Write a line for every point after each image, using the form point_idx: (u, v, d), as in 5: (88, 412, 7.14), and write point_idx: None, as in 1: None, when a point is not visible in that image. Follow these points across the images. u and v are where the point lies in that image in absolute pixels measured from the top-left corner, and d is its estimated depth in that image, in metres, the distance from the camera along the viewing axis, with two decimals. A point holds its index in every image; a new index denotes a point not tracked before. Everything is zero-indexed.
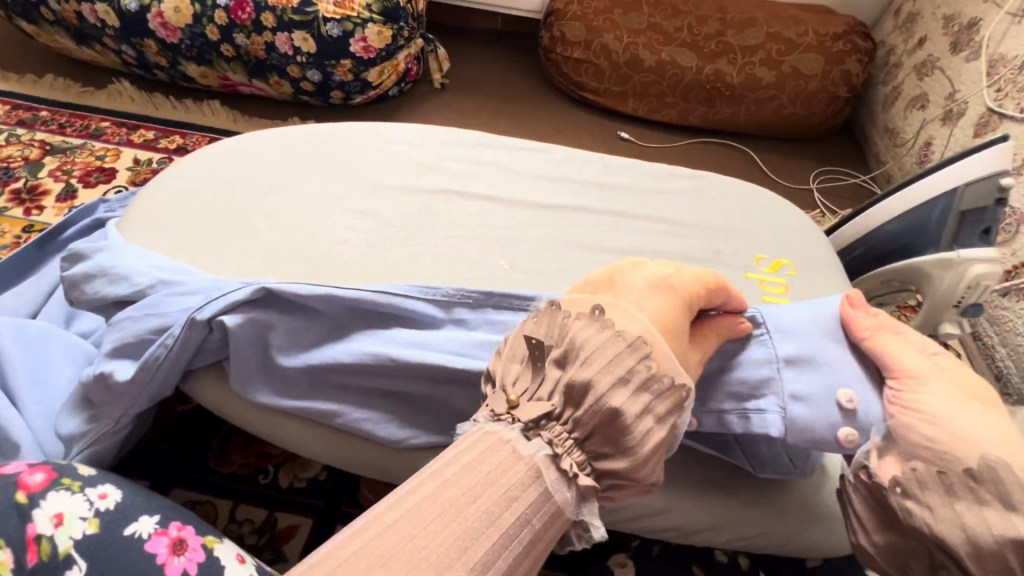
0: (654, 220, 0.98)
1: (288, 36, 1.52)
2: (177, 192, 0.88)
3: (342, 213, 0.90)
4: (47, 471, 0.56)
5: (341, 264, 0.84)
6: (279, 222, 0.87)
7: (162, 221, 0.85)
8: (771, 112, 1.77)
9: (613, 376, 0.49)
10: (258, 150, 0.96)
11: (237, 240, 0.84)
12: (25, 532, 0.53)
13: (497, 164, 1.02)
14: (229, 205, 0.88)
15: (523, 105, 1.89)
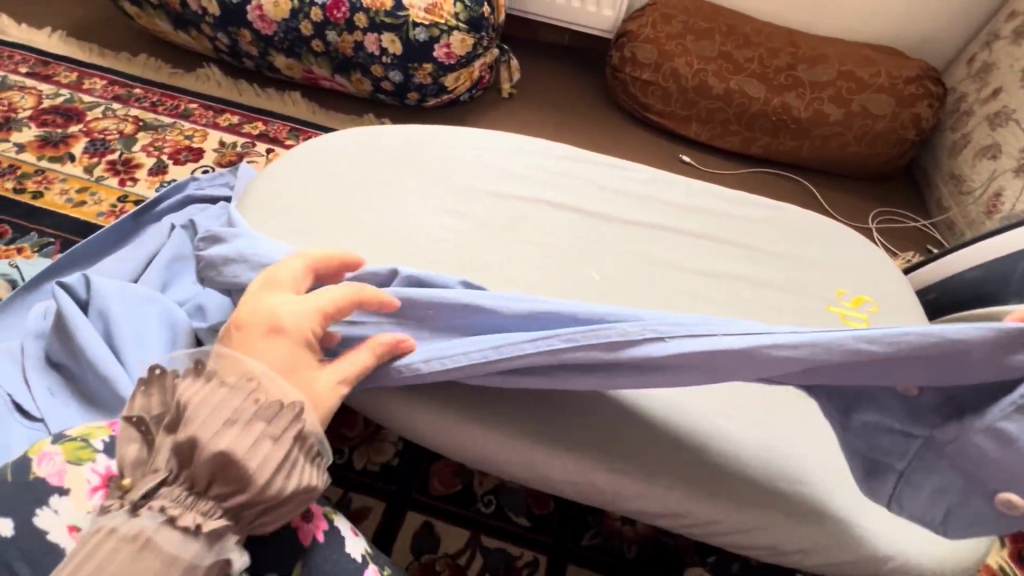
0: (739, 245, 1.00)
1: (377, 37, 1.58)
2: (293, 177, 0.93)
3: (440, 213, 0.93)
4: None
5: (442, 261, 0.87)
6: (381, 216, 0.90)
7: (269, 211, 0.88)
8: (836, 148, 1.79)
9: (217, 420, 0.52)
10: (366, 142, 1.01)
11: (349, 227, 0.88)
12: None
13: (585, 178, 1.04)
14: (332, 198, 0.91)
15: (588, 121, 1.93)
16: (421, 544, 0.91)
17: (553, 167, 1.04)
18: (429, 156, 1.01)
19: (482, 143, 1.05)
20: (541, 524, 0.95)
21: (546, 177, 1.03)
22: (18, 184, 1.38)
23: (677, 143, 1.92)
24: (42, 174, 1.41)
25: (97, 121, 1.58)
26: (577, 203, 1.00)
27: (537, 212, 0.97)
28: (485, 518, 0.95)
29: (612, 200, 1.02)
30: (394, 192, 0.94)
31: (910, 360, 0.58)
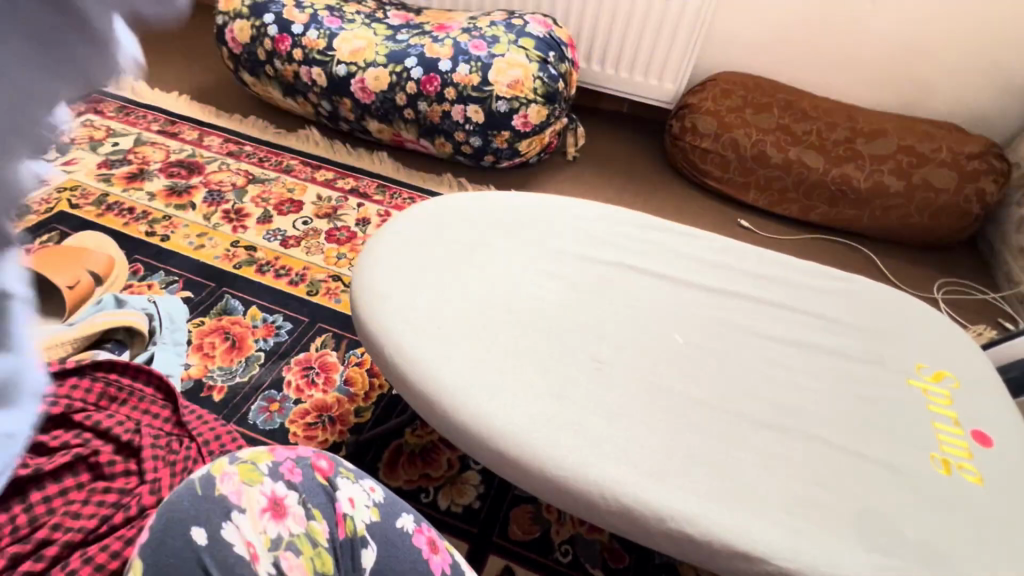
0: (814, 314, 1.04)
1: (463, 108, 1.75)
2: (411, 235, 1.04)
3: (533, 261, 1.03)
4: (331, 459, 0.69)
5: (535, 316, 0.94)
6: (482, 264, 1.01)
7: (384, 261, 0.99)
8: (896, 218, 1.83)
9: None
10: (476, 208, 1.12)
11: (453, 281, 0.97)
12: (333, 510, 0.64)
13: (663, 246, 1.12)
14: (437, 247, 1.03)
15: (649, 184, 2.04)
16: None
17: (635, 233, 1.14)
18: (524, 216, 1.13)
19: (569, 206, 1.16)
20: None
21: (628, 244, 1.12)
22: (150, 227, 1.57)
23: (733, 207, 2.00)
24: (169, 220, 1.60)
25: (214, 174, 1.78)
26: (656, 265, 1.09)
27: (624, 273, 1.06)
28: (562, 568, 0.98)
29: (690, 266, 1.11)
30: (494, 244, 1.05)
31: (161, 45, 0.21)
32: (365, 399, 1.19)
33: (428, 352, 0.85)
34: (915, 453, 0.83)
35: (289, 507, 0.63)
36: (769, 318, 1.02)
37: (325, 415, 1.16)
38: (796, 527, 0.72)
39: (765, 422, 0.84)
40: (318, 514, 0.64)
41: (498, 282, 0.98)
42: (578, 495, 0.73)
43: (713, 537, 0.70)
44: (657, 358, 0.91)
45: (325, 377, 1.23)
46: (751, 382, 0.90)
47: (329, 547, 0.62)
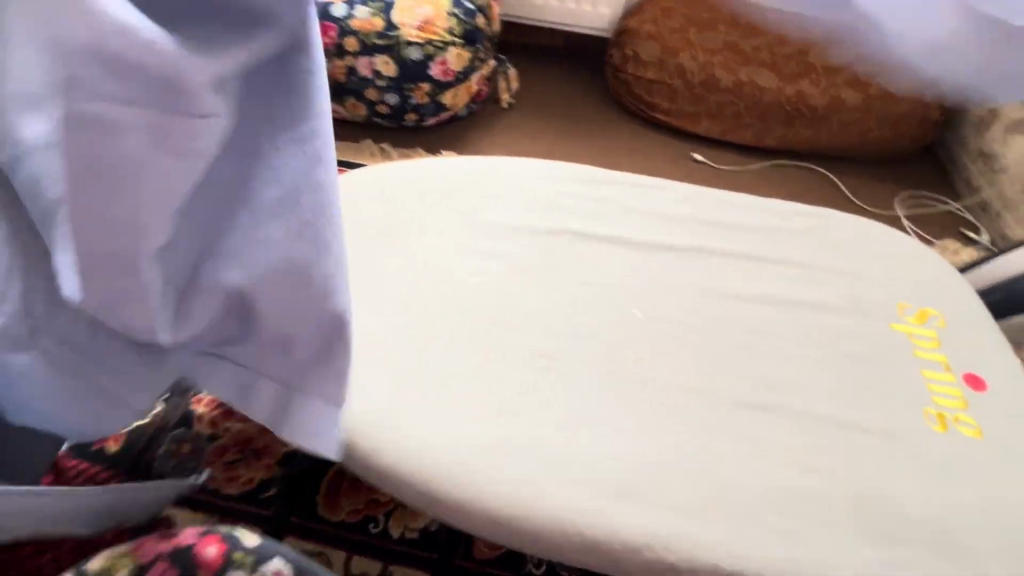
0: (786, 262, 0.92)
1: (370, 59, 1.51)
2: None
3: (459, 240, 0.86)
4: (218, 543, 0.60)
5: (468, 310, 0.78)
6: (396, 251, 0.83)
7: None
8: (855, 134, 1.72)
9: None
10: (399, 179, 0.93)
11: (369, 276, 0.80)
12: None
13: (613, 203, 0.97)
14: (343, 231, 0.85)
15: (594, 126, 1.85)
16: None
17: (580, 192, 0.97)
18: (448, 183, 0.93)
19: (506, 166, 0.98)
20: None
21: (572, 206, 0.95)
22: None
23: (686, 141, 1.85)
24: None
25: None
26: (608, 226, 0.93)
27: (570, 240, 0.90)
28: None
29: (646, 222, 0.95)
30: (413, 223, 0.87)
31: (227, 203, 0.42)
32: None
33: None
34: (909, 413, 0.74)
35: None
36: (737, 275, 0.90)
37: (248, 449, 0.99)
38: (788, 529, 0.62)
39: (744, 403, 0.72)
40: None
41: (416, 274, 0.81)
42: (535, 534, 0.61)
43: (695, 560, 0.59)
44: (617, 342, 0.77)
45: None
46: (725, 355, 0.78)
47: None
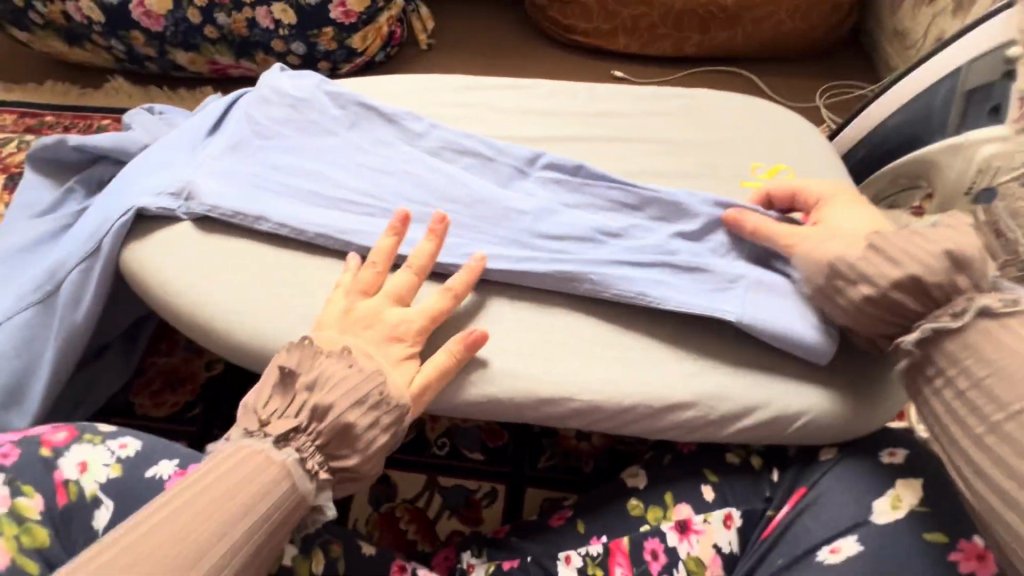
0: (646, 141, 0.95)
1: (268, 9, 1.52)
2: (217, 164, 0.86)
3: (262, 178, 0.84)
4: (67, 430, 0.68)
5: (365, 216, 0.82)
6: (293, 168, 0.86)
7: (173, 186, 0.82)
8: (770, 30, 1.70)
9: None
10: (281, 114, 0.96)
11: (278, 202, 0.82)
12: (53, 478, 0.64)
13: (480, 106, 1.00)
14: (153, 175, 0.85)
15: (515, 57, 1.85)
16: (379, 495, 0.91)
17: (404, 117, 0.95)
18: (269, 129, 0.93)
19: (378, 87, 1.04)
20: (495, 456, 0.95)
21: (440, 113, 1.00)
22: None
23: (608, 61, 1.84)
24: None
25: (13, 156, 1.52)
26: (430, 154, 0.91)
27: (387, 171, 0.88)
28: (440, 461, 0.95)
29: (468, 139, 0.92)
30: (308, 147, 0.91)
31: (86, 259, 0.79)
32: (215, 351, 1.09)
33: (262, 308, 0.74)
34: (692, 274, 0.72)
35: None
36: (559, 167, 0.86)
37: (173, 379, 1.06)
38: (605, 360, 0.69)
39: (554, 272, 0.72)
40: (30, 488, 0.62)
41: (217, 204, 0.80)
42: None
43: (515, 391, 0.67)
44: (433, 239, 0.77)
45: (168, 342, 1.10)
46: (542, 240, 0.76)
47: (42, 519, 0.61)
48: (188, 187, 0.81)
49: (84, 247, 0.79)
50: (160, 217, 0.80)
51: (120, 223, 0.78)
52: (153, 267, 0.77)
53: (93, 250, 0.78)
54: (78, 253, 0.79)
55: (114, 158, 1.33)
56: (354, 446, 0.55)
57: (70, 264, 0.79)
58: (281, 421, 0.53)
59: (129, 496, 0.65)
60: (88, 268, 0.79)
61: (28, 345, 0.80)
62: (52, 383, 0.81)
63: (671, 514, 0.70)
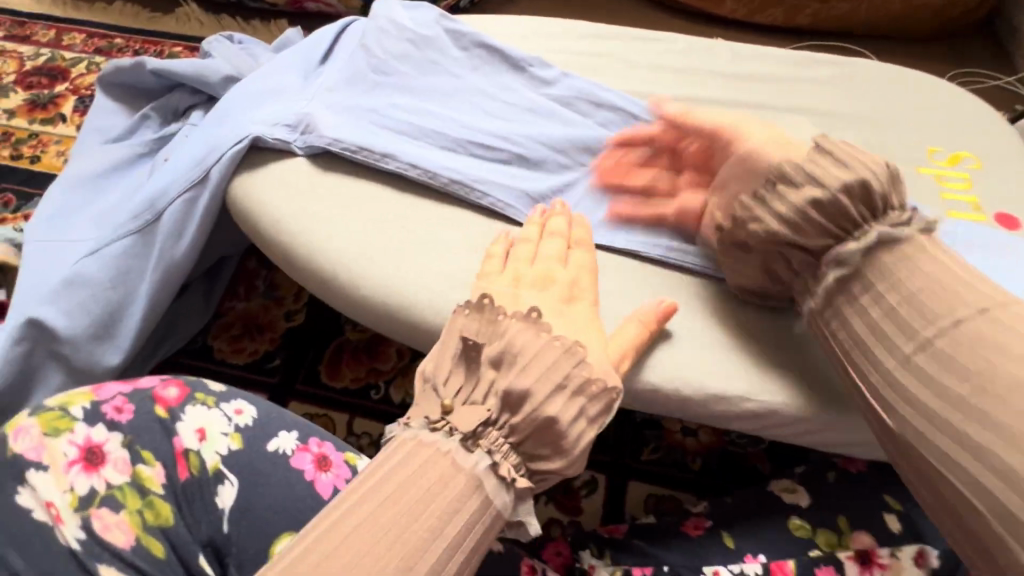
0: (803, 112, 0.84)
1: None
2: (335, 99, 0.78)
3: (383, 118, 0.77)
4: (179, 387, 0.58)
5: (497, 169, 0.74)
6: (416, 110, 0.78)
7: (287, 118, 0.74)
8: (900, 3, 1.53)
9: None
10: (398, 48, 0.86)
11: (404, 145, 0.74)
12: (173, 446, 0.56)
13: (612, 56, 0.90)
14: (266, 104, 0.77)
15: (608, 14, 1.70)
16: None
17: (533, 64, 0.86)
18: (386, 64, 0.84)
19: (497, 25, 0.93)
20: (594, 442, 0.88)
21: (567, 60, 0.89)
22: (14, 151, 1.30)
23: (710, 26, 1.68)
24: (36, 138, 1.32)
25: (84, 77, 1.45)
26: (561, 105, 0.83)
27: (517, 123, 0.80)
28: None
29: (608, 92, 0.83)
30: (430, 87, 0.83)
31: (188, 187, 0.72)
32: (296, 301, 1.03)
33: (397, 260, 0.67)
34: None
35: (108, 455, 0.54)
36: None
37: (252, 325, 1.01)
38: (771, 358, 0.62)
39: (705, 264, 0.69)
40: (151, 456, 0.55)
41: (338, 139, 0.72)
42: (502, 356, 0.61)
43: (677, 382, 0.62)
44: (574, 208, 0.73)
45: (246, 285, 1.05)
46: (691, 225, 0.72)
47: (163, 494, 0.53)
48: (306, 118, 0.74)
49: (188, 174, 0.72)
50: (274, 149, 0.73)
51: (231, 150, 0.71)
52: (269, 203, 0.70)
53: (199, 178, 0.71)
54: (181, 181, 0.72)
55: (190, 87, 1.24)
56: (556, 446, 0.49)
57: (173, 190, 0.72)
58: (471, 409, 0.46)
59: (247, 475, 0.55)
60: (190, 199, 0.72)
61: (124, 276, 0.74)
62: (144, 320, 0.75)
63: (848, 543, 0.63)
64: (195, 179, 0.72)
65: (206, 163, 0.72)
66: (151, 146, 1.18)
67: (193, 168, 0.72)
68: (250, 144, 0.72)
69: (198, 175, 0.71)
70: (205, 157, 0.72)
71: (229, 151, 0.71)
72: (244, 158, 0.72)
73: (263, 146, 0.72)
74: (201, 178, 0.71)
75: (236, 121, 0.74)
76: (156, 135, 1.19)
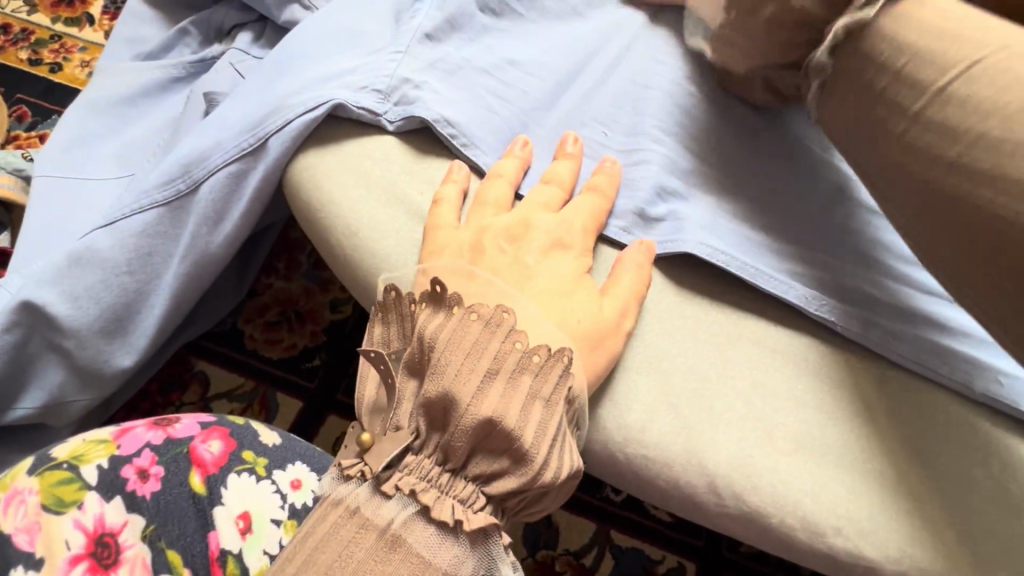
0: None
1: None
2: (439, 52, 0.56)
3: (502, 89, 0.54)
4: (223, 445, 0.43)
5: None
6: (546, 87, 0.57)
7: (374, 77, 0.53)
8: None
9: None
10: None
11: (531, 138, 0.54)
12: (208, 539, 0.41)
13: None
14: (344, 50, 0.55)
15: None
16: (536, 536, 0.71)
17: None
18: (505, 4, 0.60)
19: None
20: (686, 522, 0.73)
21: None
22: (33, 54, 1.11)
23: None
24: (59, 41, 1.13)
25: None
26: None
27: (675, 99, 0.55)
28: (615, 509, 0.73)
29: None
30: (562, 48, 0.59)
31: (234, 157, 0.53)
32: (344, 288, 0.86)
33: None
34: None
35: (125, 549, 0.39)
36: None
37: (291, 311, 0.85)
38: None
39: (952, 361, 0.44)
40: (181, 552, 0.40)
41: (444, 119, 0.52)
42: (593, 456, 0.43)
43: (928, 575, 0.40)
44: (758, 240, 0.48)
45: (288, 261, 0.88)
46: (921, 293, 0.47)
47: None
48: (402, 81, 0.53)
49: (235, 139, 0.53)
50: (359, 121, 0.53)
51: (297, 120, 0.51)
52: (339, 197, 0.51)
53: (250, 148, 0.52)
54: (224, 146, 0.53)
55: (241, 3, 1.00)
56: (498, 451, 0.37)
57: (215, 157, 0.53)
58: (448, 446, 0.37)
59: None
60: (236, 174, 0.53)
61: (144, 261, 0.56)
62: (167, 318, 0.59)
63: None
64: (245, 149, 0.53)
65: (262, 129, 0.52)
66: (188, 70, 0.97)
67: (241, 131, 0.53)
68: (325, 111, 0.52)
69: (250, 145, 0.52)
70: (259, 120, 0.53)
71: (295, 120, 0.51)
72: (315, 129, 0.52)
73: (341, 114, 0.52)
74: (252, 149, 0.52)
75: (306, 74, 0.54)
76: (195, 56, 0.97)
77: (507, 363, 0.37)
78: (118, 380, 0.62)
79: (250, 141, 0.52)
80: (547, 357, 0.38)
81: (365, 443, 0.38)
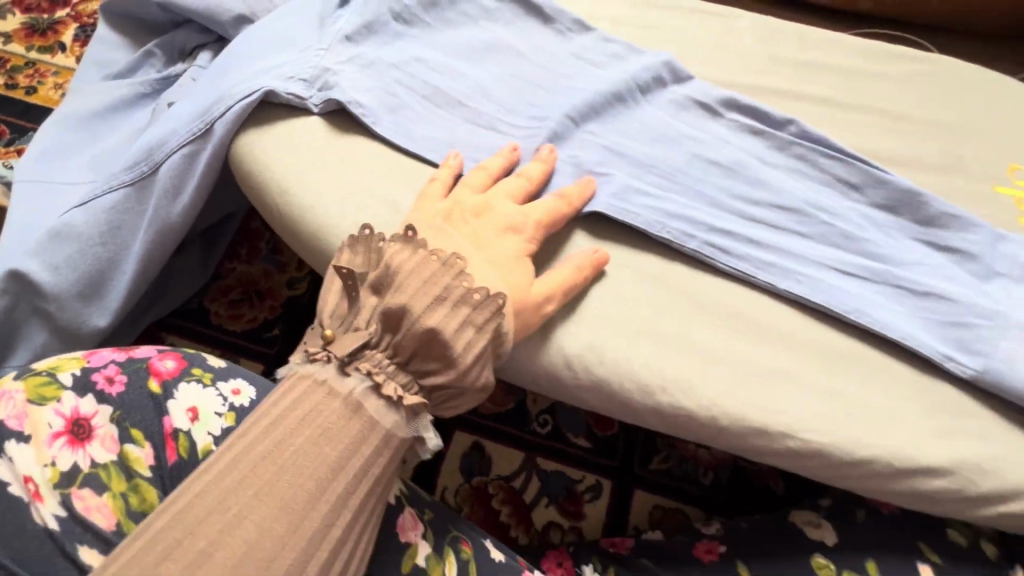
0: (875, 111, 0.75)
1: None
2: (355, 49, 0.68)
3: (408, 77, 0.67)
4: (176, 361, 0.54)
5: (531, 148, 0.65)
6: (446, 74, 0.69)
7: (300, 70, 0.65)
8: None
9: None
10: None
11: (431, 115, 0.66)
12: (163, 426, 0.51)
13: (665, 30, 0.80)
14: (277, 51, 0.67)
15: None
16: (472, 466, 0.82)
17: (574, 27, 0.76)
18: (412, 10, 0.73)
19: None
20: (603, 447, 0.84)
21: (615, 31, 0.80)
22: (9, 79, 1.22)
23: None
24: (33, 67, 1.24)
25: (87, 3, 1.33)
26: (599, 69, 0.73)
27: (533, 85, 0.71)
28: (540, 440, 0.84)
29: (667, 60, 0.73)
30: (459, 44, 0.73)
31: (187, 141, 0.64)
32: (299, 268, 0.97)
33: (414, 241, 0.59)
34: (925, 297, 0.58)
35: (96, 429, 0.49)
36: (754, 122, 0.70)
37: (252, 290, 0.95)
38: (831, 390, 0.53)
39: (741, 261, 0.59)
40: (140, 435, 0.50)
41: (358, 101, 0.64)
42: None
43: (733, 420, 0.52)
44: (612, 182, 0.62)
45: (249, 247, 0.98)
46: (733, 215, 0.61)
47: (150, 478, 0.49)
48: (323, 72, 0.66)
49: (188, 126, 0.65)
50: (289, 105, 0.65)
51: (236, 105, 0.63)
52: (275, 164, 0.63)
53: (200, 132, 0.64)
54: (179, 133, 0.65)
55: (200, 26, 1.12)
56: (433, 356, 0.47)
57: (171, 142, 0.65)
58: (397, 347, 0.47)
59: None
60: (190, 154, 0.65)
61: (114, 232, 0.67)
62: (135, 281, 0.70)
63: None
64: (197, 133, 0.64)
65: (209, 115, 0.64)
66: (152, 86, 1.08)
67: (192, 119, 0.65)
68: (260, 98, 0.64)
69: (200, 129, 0.64)
70: (206, 109, 0.64)
71: (235, 106, 0.63)
72: (252, 113, 0.64)
73: (274, 100, 0.64)
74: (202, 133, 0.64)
75: (244, 70, 0.66)
76: (159, 74, 1.09)
77: (453, 294, 0.48)
78: (94, 339, 0.72)
79: (199, 127, 0.64)
80: (484, 298, 0.48)
81: (329, 337, 0.47)
